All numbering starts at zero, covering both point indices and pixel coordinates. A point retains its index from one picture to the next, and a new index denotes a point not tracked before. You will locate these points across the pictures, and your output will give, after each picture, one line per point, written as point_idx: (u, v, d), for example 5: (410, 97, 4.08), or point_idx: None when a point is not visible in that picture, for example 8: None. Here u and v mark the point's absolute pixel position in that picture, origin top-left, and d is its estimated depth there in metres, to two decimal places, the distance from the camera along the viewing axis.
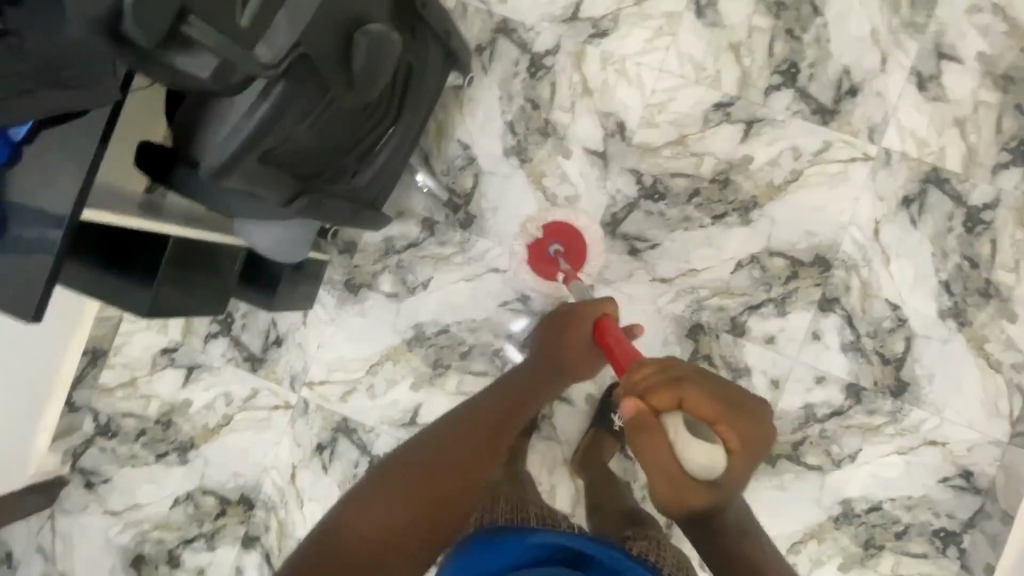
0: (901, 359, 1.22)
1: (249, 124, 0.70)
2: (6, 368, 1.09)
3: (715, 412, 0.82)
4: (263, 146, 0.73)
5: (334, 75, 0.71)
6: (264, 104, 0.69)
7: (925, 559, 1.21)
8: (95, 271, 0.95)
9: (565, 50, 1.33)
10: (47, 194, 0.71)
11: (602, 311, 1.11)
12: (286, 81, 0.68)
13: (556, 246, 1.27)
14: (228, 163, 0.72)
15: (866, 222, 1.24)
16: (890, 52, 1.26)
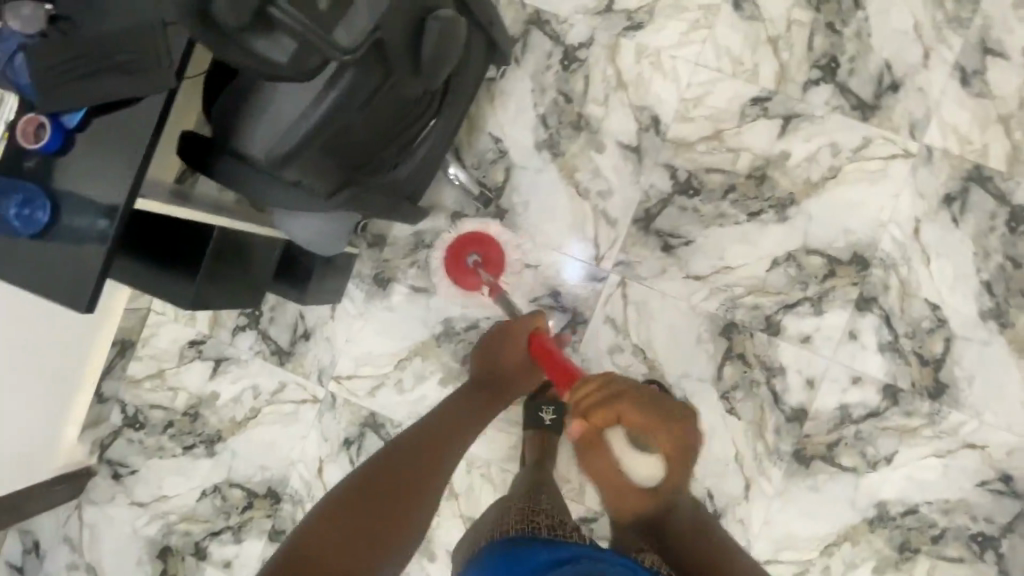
0: (940, 360, 1.20)
1: (313, 115, 0.71)
2: (29, 348, 1.08)
3: (648, 420, 0.95)
4: (324, 135, 0.74)
5: (399, 60, 0.70)
6: (330, 95, 0.70)
7: (961, 564, 1.19)
8: (140, 266, 0.96)
9: (600, 43, 1.31)
10: (100, 184, 0.71)
11: (534, 325, 1.18)
12: (354, 70, 0.68)
13: (474, 256, 1.29)
14: (292, 152, 0.75)
15: (906, 220, 1.22)
16: (933, 46, 1.23)
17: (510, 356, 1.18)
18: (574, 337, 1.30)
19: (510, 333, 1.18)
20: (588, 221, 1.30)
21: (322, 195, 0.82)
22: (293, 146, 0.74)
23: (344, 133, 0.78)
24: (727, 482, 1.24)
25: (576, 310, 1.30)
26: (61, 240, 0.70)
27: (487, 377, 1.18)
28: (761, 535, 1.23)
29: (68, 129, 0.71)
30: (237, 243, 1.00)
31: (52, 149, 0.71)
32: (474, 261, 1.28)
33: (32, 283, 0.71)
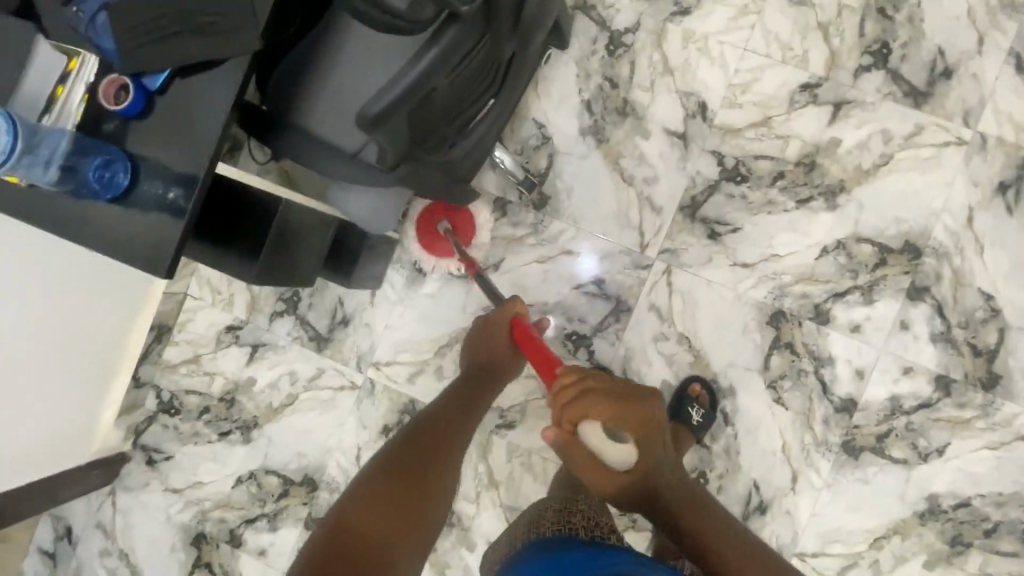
0: (994, 351, 1.18)
1: (409, 73, 0.55)
2: (67, 323, 1.06)
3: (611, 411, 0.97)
4: (418, 100, 0.58)
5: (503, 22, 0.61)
6: (433, 48, 0.54)
7: (1014, 558, 1.17)
8: (204, 246, 0.94)
9: (646, 28, 1.29)
10: (176, 153, 0.73)
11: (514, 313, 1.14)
12: (462, 25, 0.54)
13: (443, 224, 1.25)
14: (381, 117, 0.57)
15: (959, 208, 1.20)
16: (988, 33, 1.21)
17: (496, 344, 1.14)
18: (617, 325, 1.28)
19: (487, 326, 1.16)
20: (632, 207, 1.29)
21: (384, 169, 0.75)
22: (384, 111, 0.56)
23: (427, 102, 0.66)
24: (774, 473, 1.22)
25: (620, 298, 1.28)
26: (140, 207, 0.72)
27: (478, 367, 1.15)
28: (808, 528, 1.21)
29: (148, 92, 0.73)
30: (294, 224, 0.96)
31: (134, 112, 0.73)
32: (446, 226, 1.25)
33: (112, 247, 0.73)
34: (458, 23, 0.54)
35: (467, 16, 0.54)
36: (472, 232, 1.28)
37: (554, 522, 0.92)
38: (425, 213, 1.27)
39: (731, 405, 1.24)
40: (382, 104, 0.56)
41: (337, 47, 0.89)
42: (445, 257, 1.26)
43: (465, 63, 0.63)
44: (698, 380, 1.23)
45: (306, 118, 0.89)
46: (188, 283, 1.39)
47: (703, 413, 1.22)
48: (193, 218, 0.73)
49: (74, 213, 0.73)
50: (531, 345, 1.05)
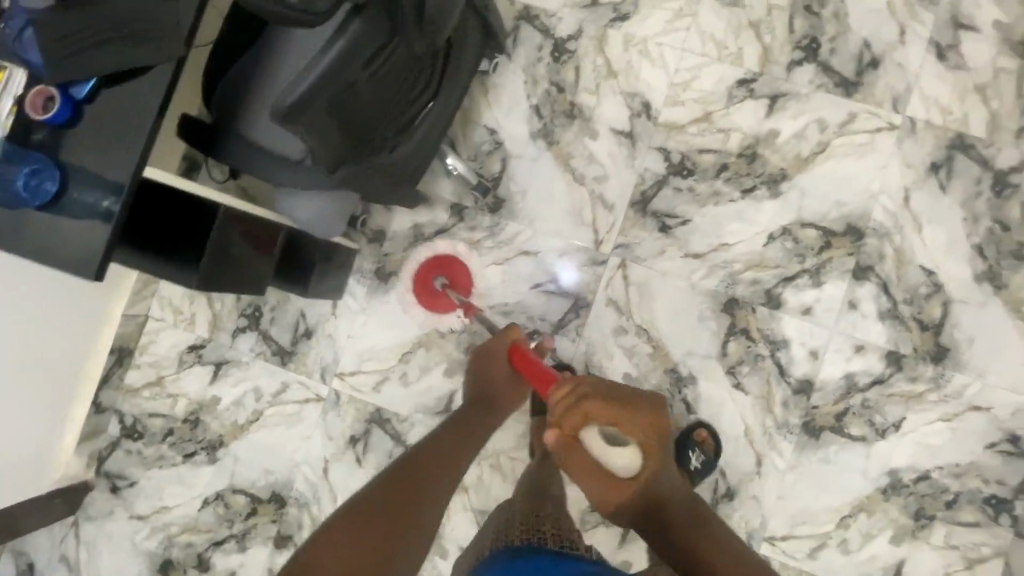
0: (940, 324, 1.22)
1: (320, 63, 0.57)
2: (38, 343, 1.08)
3: (610, 415, 0.91)
4: (334, 91, 0.61)
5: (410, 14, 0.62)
6: (342, 38, 0.57)
7: (977, 528, 1.19)
8: (134, 253, 0.90)
9: (588, 34, 1.34)
10: (108, 162, 0.75)
11: (512, 339, 1.18)
12: (366, 16, 0.57)
13: (442, 280, 1.31)
14: (297, 105, 0.59)
15: (896, 189, 1.25)
16: (908, 24, 1.28)
17: (497, 370, 1.17)
18: (577, 321, 1.30)
19: (487, 351, 1.19)
20: (585, 205, 1.32)
21: (321, 164, 0.75)
22: (299, 100, 0.58)
23: (352, 101, 0.68)
24: (738, 458, 1.24)
25: (577, 294, 1.30)
26: (69, 213, 0.74)
27: (483, 394, 1.16)
28: (776, 511, 1.22)
29: (76, 100, 0.76)
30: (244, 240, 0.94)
31: (61, 120, 0.75)
32: (443, 282, 1.30)
33: (48, 255, 0.74)
34: (362, 14, 0.57)
35: (370, 8, 0.57)
36: (470, 285, 1.32)
37: (525, 531, 0.92)
38: (422, 269, 1.32)
39: (692, 393, 1.26)
40: (295, 95, 0.58)
41: (279, 57, 0.91)
42: (445, 312, 1.30)
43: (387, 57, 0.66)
44: (700, 428, 1.22)
45: (251, 129, 0.91)
46: (149, 304, 1.38)
47: (704, 460, 1.19)
48: (121, 222, 0.75)
49: (6, 221, 0.75)
50: (535, 369, 1.07)
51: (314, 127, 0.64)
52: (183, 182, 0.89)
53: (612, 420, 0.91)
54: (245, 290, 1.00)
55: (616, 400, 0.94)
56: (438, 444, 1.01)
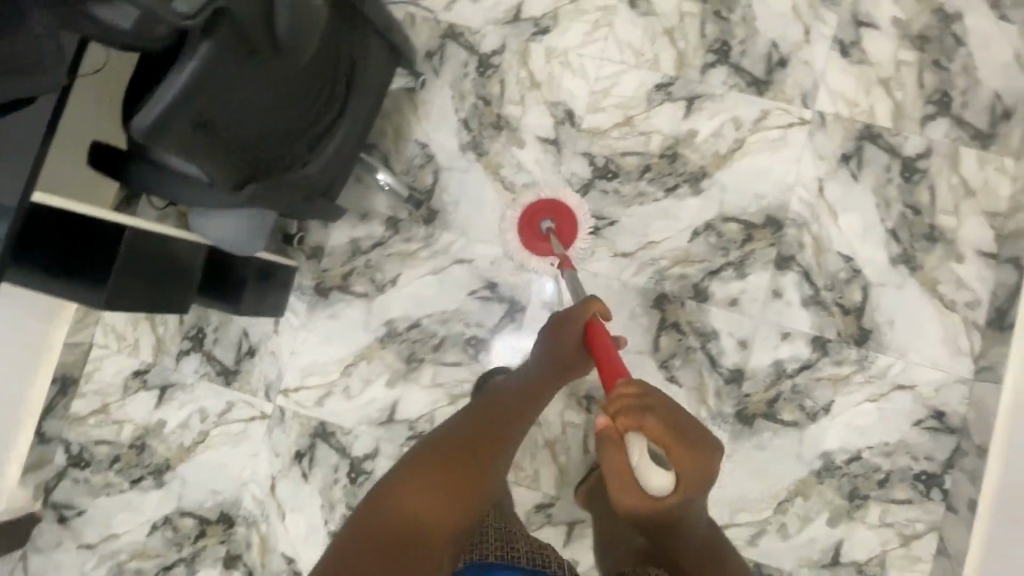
0: (860, 308, 1.26)
1: (174, 81, 0.58)
2: None
3: (668, 442, 0.76)
4: (198, 107, 0.62)
5: (261, 36, 0.60)
6: (190, 62, 0.57)
7: (910, 505, 1.21)
8: (37, 275, 0.91)
9: (511, 48, 1.40)
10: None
11: (589, 315, 1.05)
12: (213, 40, 0.57)
13: (547, 224, 1.29)
14: (157, 124, 0.60)
15: (810, 180, 1.30)
16: (812, 24, 1.34)
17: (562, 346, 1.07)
18: (513, 325, 1.33)
19: (564, 320, 1.07)
20: (515, 212, 1.35)
21: (219, 178, 0.80)
22: (159, 119, 0.60)
23: (230, 119, 0.69)
24: None
25: (513, 299, 1.33)
26: None
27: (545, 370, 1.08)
28: (715, 501, 1.24)
29: None
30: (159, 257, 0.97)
31: None
32: (549, 226, 1.29)
33: None
34: (209, 38, 0.56)
35: (217, 32, 0.56)
36: (573, 237, 1.30)
37: (497, 547, 0.87)
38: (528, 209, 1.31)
39: None
40: (153, 115, 0.59)
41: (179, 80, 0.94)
42: (542, 255, 1.28)
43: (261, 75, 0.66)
44: None
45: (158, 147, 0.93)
46: (93, 332, 1.39)
47: None
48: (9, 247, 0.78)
49: None
50: (603, 356, 0.95)
51: (187, 143, 0.66)
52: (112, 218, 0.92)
53: (666, 441, 0.76)
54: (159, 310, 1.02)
55: (682, 428, 0.78)
56: (487, 418, 0.99)
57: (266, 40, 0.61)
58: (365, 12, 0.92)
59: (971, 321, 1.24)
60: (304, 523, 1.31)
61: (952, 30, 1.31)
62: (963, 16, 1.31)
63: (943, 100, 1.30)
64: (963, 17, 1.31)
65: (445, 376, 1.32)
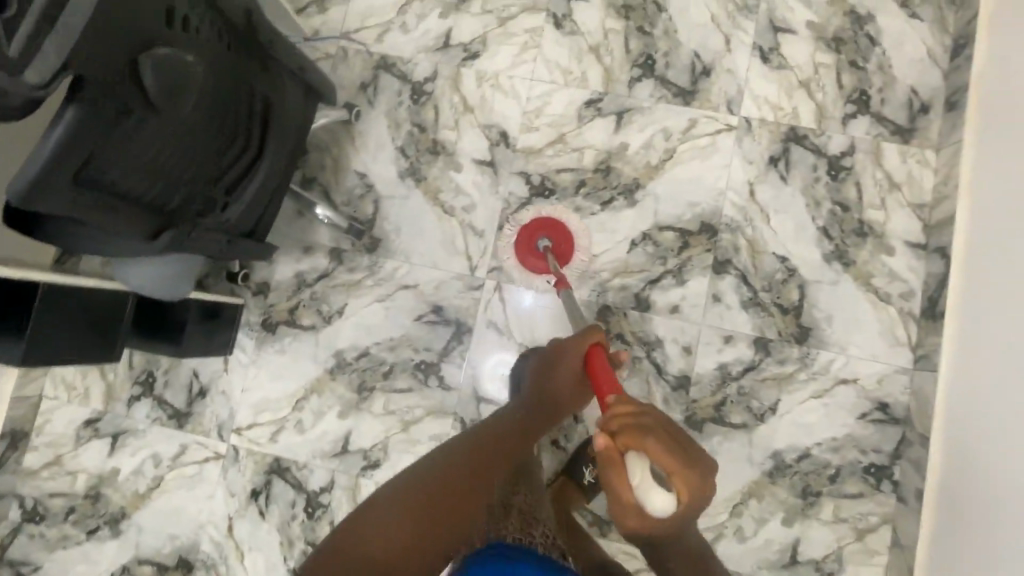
0: (799, 306, 1.28)
1: (44, 146, 0.59)
2: None
3: (669, 463, 0.77)
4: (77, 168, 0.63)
5: (133, 96, 0.63)
6: (56, 128, 0.59)
7: (862, 499, 1.22)
8: None
9: (443, 75, 1.42)
10: None
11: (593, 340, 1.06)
12: (78, 104, 0.59)
13: (545, 241, 1.30)
14: (36, 184, 0.61)
15: (741, 184, 1.33)
16: (731, 33, 1.38)
17: (560, 377, 1.09)
18: (461, 347, 1.33)
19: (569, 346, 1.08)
20: (457, 235, 1.37)
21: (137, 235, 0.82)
22: (32, 185, 0.60)
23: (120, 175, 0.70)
24: None
25: (459, 321, 1.34)
26: None
27: (541, 397, 1.09)
28: None
29: None
30: (82, 306, 1.00)
31: None
32: (546, 245, 1.30)
33: None
34: (73, 104, 0.58)
35: (80, 97, 0.58)
36: (569, 255, 1.31)
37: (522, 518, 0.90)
38: (532, 223, 1.31)
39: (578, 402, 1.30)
40: (25, 180, 0.60)
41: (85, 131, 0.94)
42: (537, 273, 1.30)
43: (147, 132, 0.68)
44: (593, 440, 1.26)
45: None
46: (42, 384, 1.39)
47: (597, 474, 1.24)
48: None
49: None
50: (602, 376, 0.99)
51: (73, 205, 0.66)
52: (43, 275, 0.94)
53: (658, 456, 0.78)
54: (87, 360, 1.03)
55: (680, 446, 0.80)
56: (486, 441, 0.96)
57: (138, 96, 0.63)
58: (275, 55, 0.94)
59: (907, 312, 1.27)
60: (263, 562, 1.30)
61: (865, 31, 1.35)
62: (875, 17, 1.35)
63: (862, 98, 1.33)
64: (875, 18, 1.35)
65: (397, 404, 1.32)
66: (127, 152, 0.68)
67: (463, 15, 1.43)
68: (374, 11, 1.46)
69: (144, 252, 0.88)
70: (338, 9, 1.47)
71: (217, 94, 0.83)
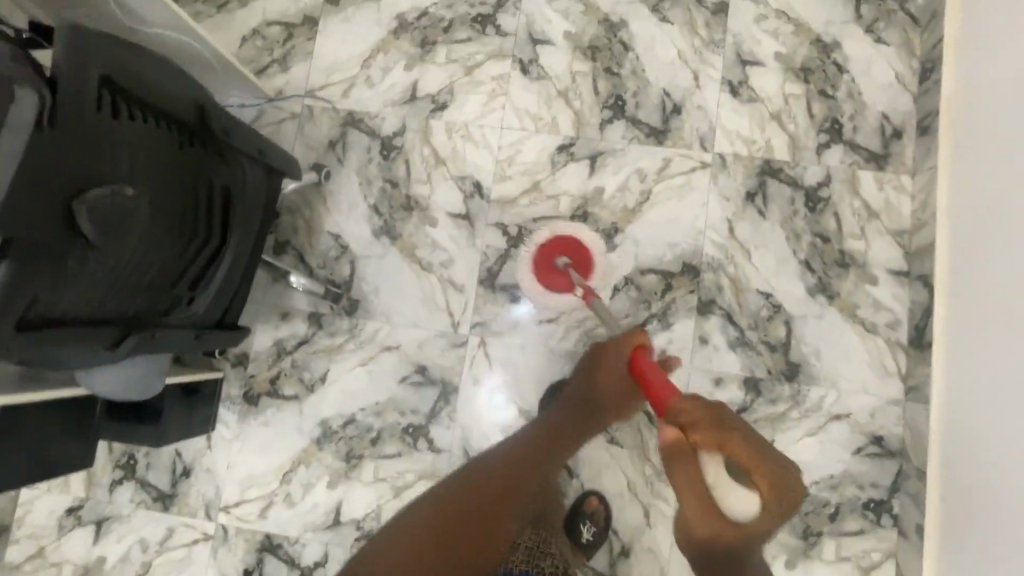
0: (786, 343, 1.27)
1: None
2: None
3: (749, 459, 0.83)
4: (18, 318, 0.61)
5: (70, 245, 0.61)
6: None
7: (864, 535, 1.21)
8: None
9: (411, 128, 1.40)
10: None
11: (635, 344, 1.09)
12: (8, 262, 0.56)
13: (563, 259, 1.24)
14: None
15: (720, 222, 1.32)
16: (700, 68, 1.37)
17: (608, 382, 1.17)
18: (448, 407, 1.31)
19: (606, 351, 1.16)
20: (437, 292, 1.35)
21: (103, 349, 0.78)
22: None
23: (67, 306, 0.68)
24: (626, 514, 1.25)
25: (445, 380, 1.32)
26: None
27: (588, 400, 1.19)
28: (673, 559, 1.23)
29: None
30: (64, 413, 1.00)
31: None
32: (566, 263, 1.23)
33: None
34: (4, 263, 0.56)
35: (11, 256, 0.56)
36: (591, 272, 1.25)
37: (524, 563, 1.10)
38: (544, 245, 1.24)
39: (571, 456, 1.28)
40: None
41: None
42: (563, 293, 1.24)
43: (91, 265, 0.66)
44: (590, 496, 1.24)
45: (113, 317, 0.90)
46: None
47: (595, 531, 1.22)
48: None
49: None
50: (653, 379, 0.98)
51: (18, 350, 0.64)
52: (43, 392, 0.91)
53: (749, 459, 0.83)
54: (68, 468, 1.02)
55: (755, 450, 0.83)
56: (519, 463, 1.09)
57: (75, 242, 0.62)
58: (232, 143, 0.92)
59: (893, 342, 1.26)
60: None
61: (833, 58, 1.35)
62: (841, 44, 1.35)
63: (834, 127, 1.33)
64: (841, 45, 1.35)
65: (387, 470, 1.30)
66: (69, 288, 0.66)
67: (428, 66, 1.41)
68: (337, 66, 1.43)
69: (104, 361, 0.83)
70: (300, 67, 1.44)
71: (172, 196, 0.80)
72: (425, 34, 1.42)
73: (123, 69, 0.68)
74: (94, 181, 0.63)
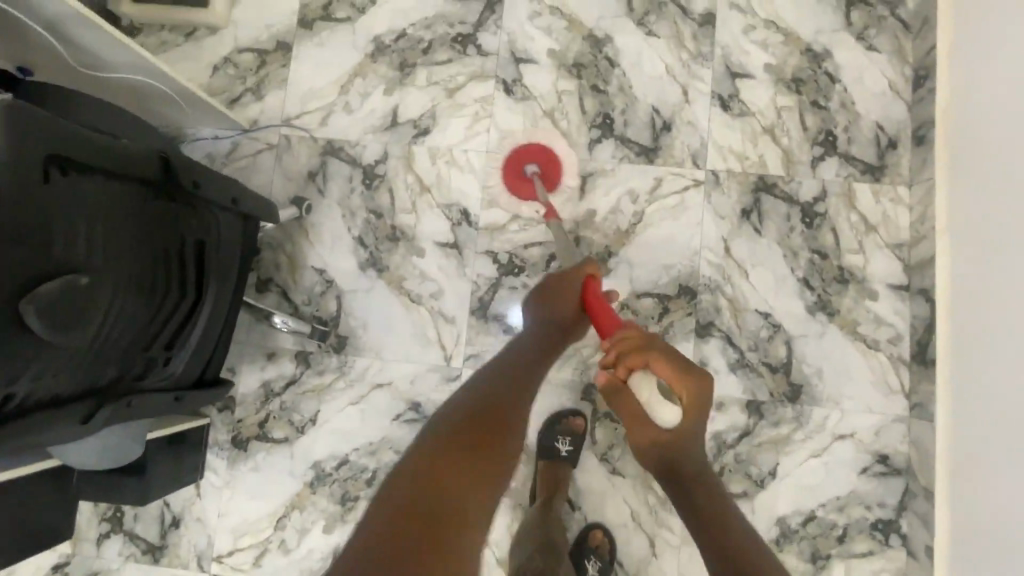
0: (787, 363, 1.24)
1: None
2: None
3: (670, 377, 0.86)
4: None
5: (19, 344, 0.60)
6: None
7: (872, 557, 1.19)
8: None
9: (394, 155, 1.35)
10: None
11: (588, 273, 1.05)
12: None
13: (533, 168, 1.29)
14: None
15: (715, 241, 1.28)
16: (689, 83, 1.33)
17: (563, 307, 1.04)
18: None
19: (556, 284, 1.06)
20: (427, 325, 1.30)
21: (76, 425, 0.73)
22: None
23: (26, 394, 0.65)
24: (631, 546, 1.22)
25: None
26: None
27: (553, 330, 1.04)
28: None
29: None
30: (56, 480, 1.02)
31: None
32: (535, 171, 1.28)
33: None
34: None
35: None
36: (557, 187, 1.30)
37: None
38: (520, 153, 1.31)
39: (573, 489, 1.25)
40: None
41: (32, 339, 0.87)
42: (528, 200, 1.30)
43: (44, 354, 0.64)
44: (592, 529, 1.21)
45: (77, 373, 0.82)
46: None
47: (601, 566, 1.18)
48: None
49: None
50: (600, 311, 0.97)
51: None
52: (30, 466, 0.92)
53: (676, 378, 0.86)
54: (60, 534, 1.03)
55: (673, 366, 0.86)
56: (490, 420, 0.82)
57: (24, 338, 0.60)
58: (204, 195, 0.87)
59: (896, 358, 1.24)
60: None
61: (824, 68, 1.31)
62: (832, 53, 1.31)
63: (828, 139, 1.29)
64: (833, 54, 1.31)
65: None
66: (21, 378, 0.63)
67: (409, 89, 1.36)
68: (313, 93, 1.38)
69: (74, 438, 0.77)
70: (275, 95, 1.38)
71: (137, 259, 0.76)
72: (404, 57, 1.37)
73: (73, 144, 0.65)
74: (45, 273, 0.62)
